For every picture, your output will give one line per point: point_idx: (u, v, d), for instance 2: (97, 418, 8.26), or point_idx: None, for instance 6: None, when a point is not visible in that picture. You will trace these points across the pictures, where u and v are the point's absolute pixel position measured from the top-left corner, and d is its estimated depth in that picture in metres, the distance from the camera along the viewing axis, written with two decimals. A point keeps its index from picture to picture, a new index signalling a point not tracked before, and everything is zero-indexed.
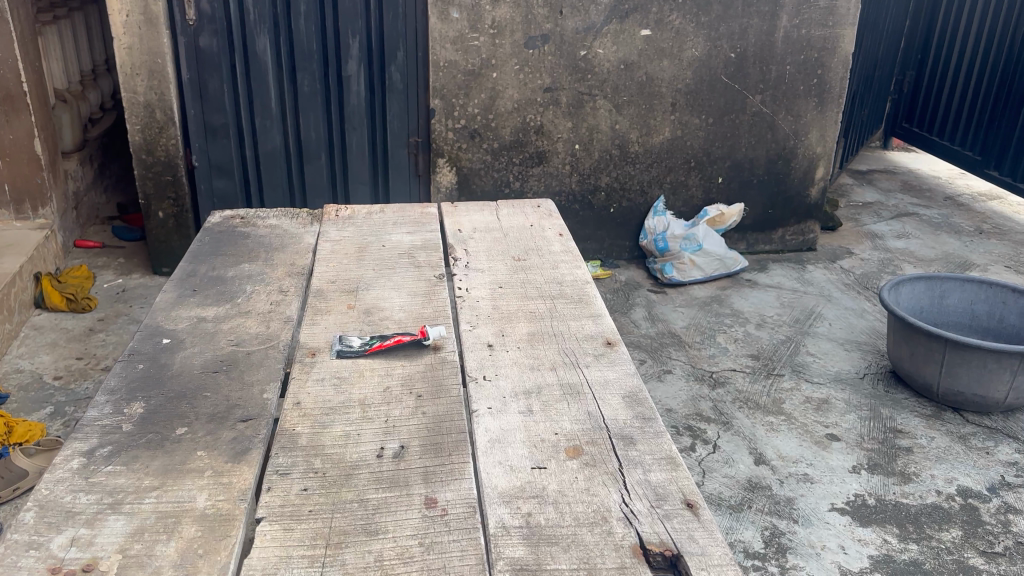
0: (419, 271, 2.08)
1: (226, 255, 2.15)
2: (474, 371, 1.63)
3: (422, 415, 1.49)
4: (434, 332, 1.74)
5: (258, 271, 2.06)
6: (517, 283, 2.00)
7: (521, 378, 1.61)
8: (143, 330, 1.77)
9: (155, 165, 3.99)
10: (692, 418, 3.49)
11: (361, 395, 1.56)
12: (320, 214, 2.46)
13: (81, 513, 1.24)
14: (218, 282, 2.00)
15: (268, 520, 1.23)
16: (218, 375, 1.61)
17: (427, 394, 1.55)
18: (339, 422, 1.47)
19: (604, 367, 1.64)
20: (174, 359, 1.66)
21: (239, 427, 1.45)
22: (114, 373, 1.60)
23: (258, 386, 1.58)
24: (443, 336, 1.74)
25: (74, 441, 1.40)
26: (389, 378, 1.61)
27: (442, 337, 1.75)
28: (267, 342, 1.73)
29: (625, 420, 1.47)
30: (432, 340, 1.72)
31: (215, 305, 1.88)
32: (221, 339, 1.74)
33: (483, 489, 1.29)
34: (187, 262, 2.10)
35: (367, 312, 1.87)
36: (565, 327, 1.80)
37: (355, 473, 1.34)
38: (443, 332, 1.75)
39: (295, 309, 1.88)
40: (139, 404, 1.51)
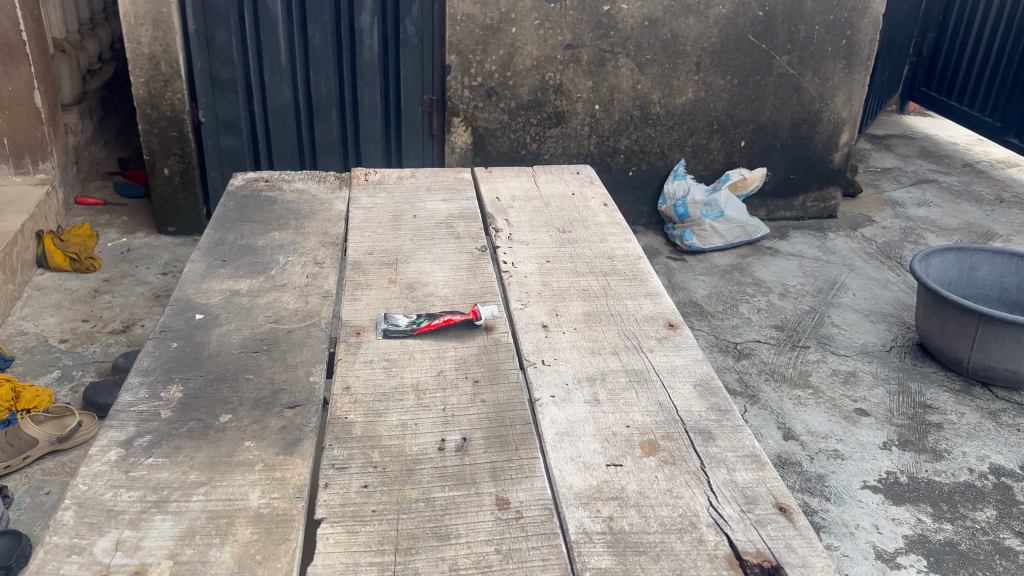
0: (459, 243, 1.97)
1: (254, 222, 2.04)
2: (531, 356, 1.53)
3: (482, 404, 1.39)
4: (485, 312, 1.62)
5: (289, 240, 1.95)
6: (565, 258, 1.89)
7: (582, 363, 1.51)
8: (174, 305, 1.66)
9: (160, 121, 3.83)
10: None
11: (414, 379, 1.45)
12: (348, 178, 2.34)
13: (124, 513, 1.14)
14: (249, 252, 1.89)
15: (330, 522, 1.13)
16: (259, 356, 1.51)
17: (485, 380, 1.45)
18: (393, 411, 1.37)
19: (670, 352, 1.54)
20: (210, 338, 1.56)
21: (287, 415, 1.35)
22: (147, 352, 1.50)
23: (303, 368, 1.48)
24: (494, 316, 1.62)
25: (109, 430, 1.29)
26: (442, 362, 1.50)
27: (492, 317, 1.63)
28: (307, 319, 1.62)
29: (699, 412, 1.37)
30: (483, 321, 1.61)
31: (248, 278, 1.77)
32: (259, 315, 1.64)
33: (558, 488, 1.20)
34: (213, 230, 1.99)
35: (410, 288, 1.76)
36: (623, 307, 1.69)
37: (417, 468, 1.24)
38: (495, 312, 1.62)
39: (333, 282, 1.77)
40: (177, 387, 1.41)
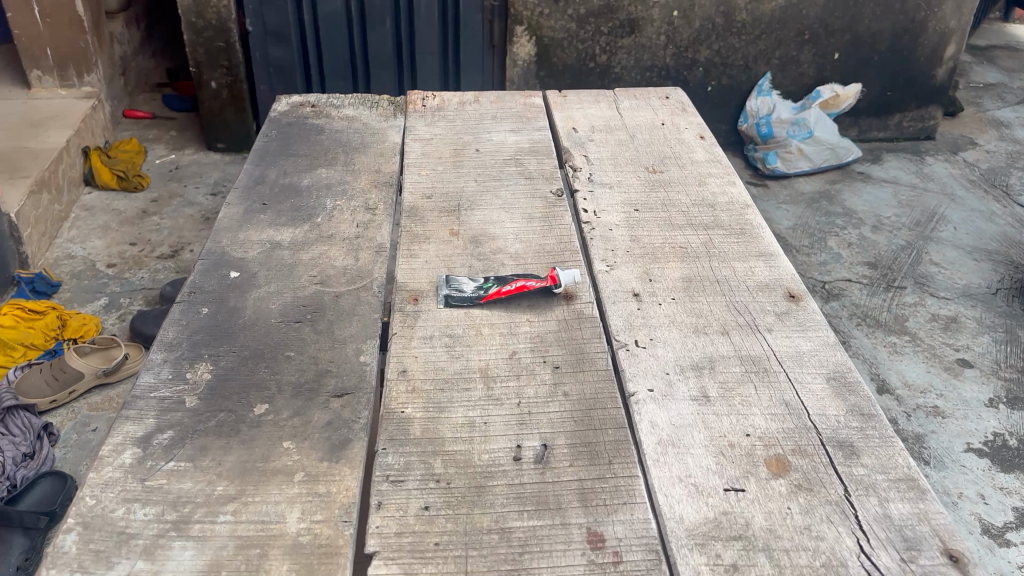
0: (530, 184, 1.70)
1: (299, 156, 1.80)
2: (622, 335, 1.28)
3: (566, 398, 1.15)
4: (563, 277, 1.35)
5: (337, 179, 1.71)
6: (657, 207, 1.62)
7: (685, 346, 1.26)
8: (205, 261, 1.43)
9: (205, 30, 3.57)
10: None
11: (485, 362, 1.22)
12: (404, 103, 2.07)
13: (137, 537, 0.94)
14: (291, 194, 1.65)
15: (384, 559, 0.92)
16: (302, 327, 1.28)
17: (567, 365, 1.21)
18: (459, 404, 1.14)
19: (793, 332, 1.29)
20: (245, 302, 1.33)
21: (334, 407, 1.13)
22: (173, 321, 1.28)
23: (352, 344, 1.24)
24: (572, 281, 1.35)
25: (125, 423, 1.09)
26: (516, 341, 1.26)
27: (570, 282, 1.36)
28: (357, 281, 1.38)
29: (836, 418, 1.13)
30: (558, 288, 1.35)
31: (290, 227, 1.53)
32: (302, 274, 1.40)
33: (666, 522, 0.97)
34: (252, 165, 1.75)
35: (475, 241, 1.51)
36: (730, 272, 1.43)
37: (489, 485, 1.01)
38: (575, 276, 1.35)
39: (387, 234, 1.52)
40: (205, 367, 1.19)
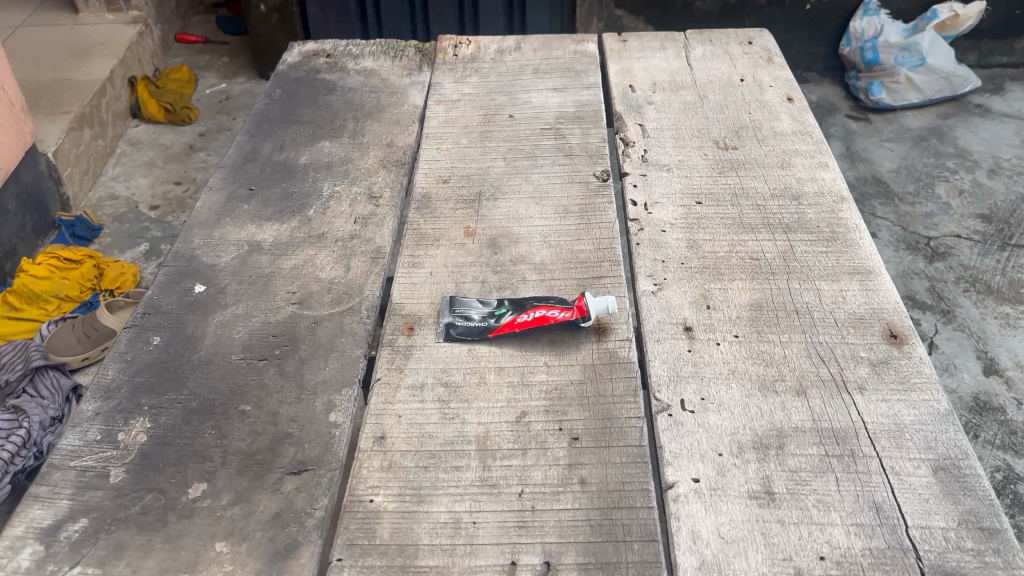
0: (570, 164, 1.40)
1: (301, 124, 1.53)
2: (666, 391, 0.99)
3: (583, 488, 0.88)
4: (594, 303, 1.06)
5: (340, 155, 1.44)
6: (725, 199, 1.31)
7: (747, 410, 0.97)
8: (169, 269, 1.20)
9: None
10: None
11: (484, 428, 0.96)
12: (432, 52, 1.77)
13: None
14: (284, 175, 1.39)
15: None
16: (266, 368, 1.04)
17: (588, 436, 0.94)
18: (444, 492, 0.89)
19: (892, 393, 0.99)
20: (205, 330, 1.09)
21: (287, 492, 0.89)
22: (116, 355, 1.06)
23: (324, 395, 1.00)
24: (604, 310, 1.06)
25: (33, 506, 0.88)
26: (526, 396, 0.99)
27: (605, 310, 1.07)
28: (341, 303, 1.13)
29: (945, 534, 0.84)
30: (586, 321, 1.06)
31: (275, 223, 1.28)
32: (278, 290, 1.15)
33: None
34: (245, 136, 1.50)
35: (493, 245, 1.23)
36: (812, 297, 1.12)
37: None
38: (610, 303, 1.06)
39: (388, 233, 1.26)
40: (142, 424, 0.97)
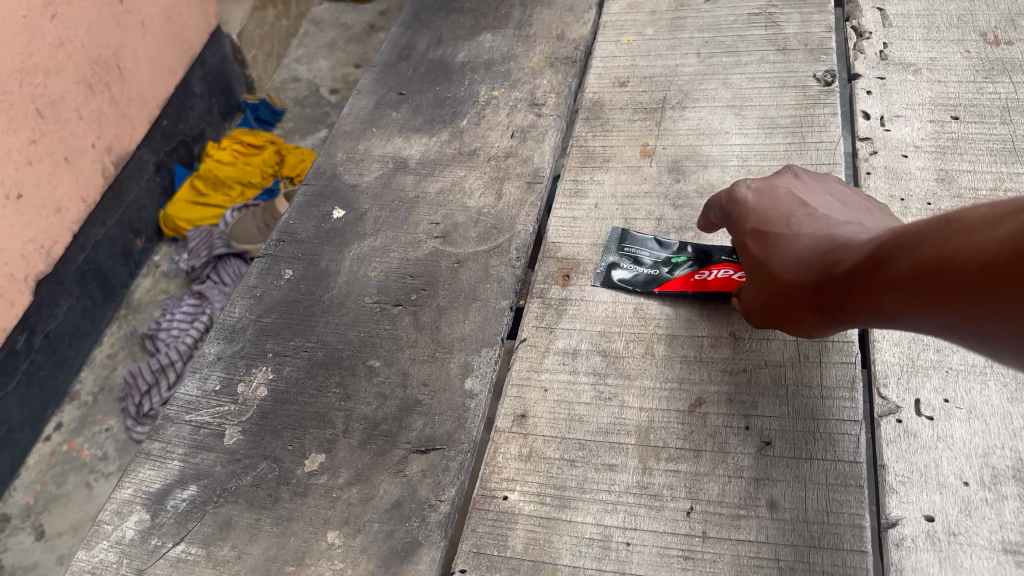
0: (783, 61, 1.11)
1: (464, 11, 1.33)
2: (893, 387, 0.76)
3: (772, 516, 0.69)
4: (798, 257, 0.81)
5: (503, 51, 1.24)
6: (992, 113, 0.99)
7: (1008, 422, 0.72)
8: (309, 189, 1.07)
9: None
10: None
11: (648, 416, 0.77)
12: None
13: None
14: (439, 77, 1.21)
15: None
16: (401, 317, 0.89)
17: (784, 442, 0.73)
18: (593, 500, 0.72)
19: None
20: (340, 263, 0.96)
21: (410, 475, 0.76)
22: (245, 289, 0.95)
23: (462, 357, 0.85)
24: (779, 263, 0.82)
25: (146, 467, 0.80)
26: (705, 379, 0.79)
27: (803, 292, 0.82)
28: (490, 240, 0.96)
29: None
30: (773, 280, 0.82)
31: (424, 135, 1.12)
32: (421, 219, 1.00)
33: None
34: (400, 28, 1.32)
35: (675, 169, 1.00)
36: None
37: None
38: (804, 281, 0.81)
39: (550, 151, 1.06)
40: (264, 375, 0.86)
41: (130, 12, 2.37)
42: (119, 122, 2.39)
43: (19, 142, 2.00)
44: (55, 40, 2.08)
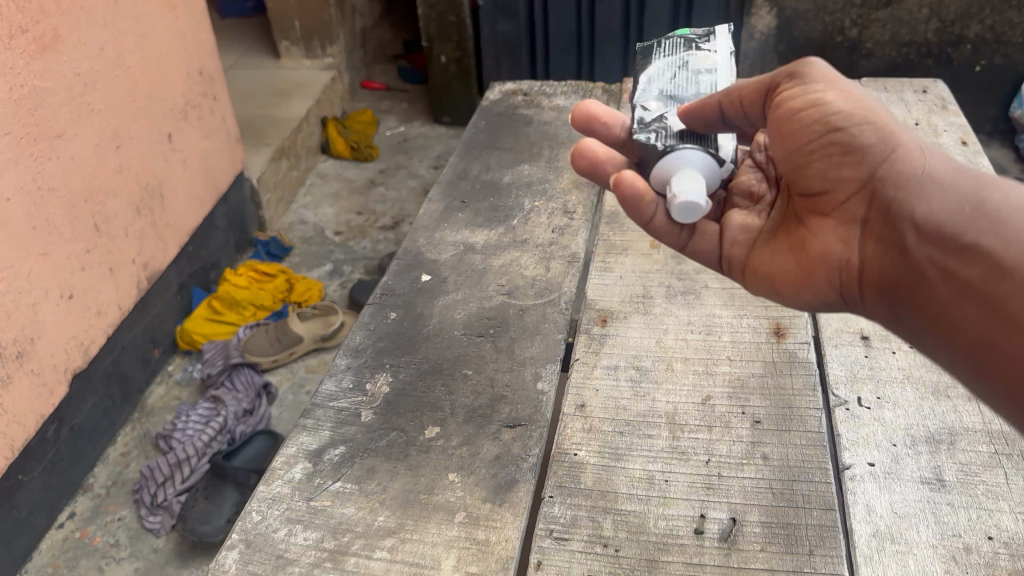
0: None
1: (504, 148, 1.74)
2: (842, 390, 1.09)
3: (765, 466, 0.99)
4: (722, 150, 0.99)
5: (538, 176, 1.62)
6: None
7: (922, 411, 1.05)
8: (400, 261, 1.40)
9: (438, 3, 3.20)
10: None
11: (672, 406, 1.09)
12: (619, 91, 1.94)
13: (295, 564, 0.91)
14: (492, 191, 1.59)
15: None
16: (484, 344, 1.21)
17: (769, 421, 1.05)
18: (638, 455, 1.02)
19: None
20: (432, 310, 1.28)
21: (504, 439, 1.05)
22: (361, 324, 1.26)
23: (532, 368, 1.16)
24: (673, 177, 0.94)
25: (301, 434, 1.07)
26: (710, 382, 1.12)
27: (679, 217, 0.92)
28: (545, 295, 1.30)
29: None
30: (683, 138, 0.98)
31: (484, 229, 1.47)
32: (491, 283, 1.33)
33: None
34: (458, 157, 1.71)
35: (678, 256, 1.36)
36: None
37: (663, 561, 0.89)
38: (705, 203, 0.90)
39: (582, 242, 1.42)
40: (384, 378, 1.15)
41: (174, 151, 2.74)
42: (155, 241, 2.68)
43: (77, 249, 2.25)
44: (115, 167, 2.43)
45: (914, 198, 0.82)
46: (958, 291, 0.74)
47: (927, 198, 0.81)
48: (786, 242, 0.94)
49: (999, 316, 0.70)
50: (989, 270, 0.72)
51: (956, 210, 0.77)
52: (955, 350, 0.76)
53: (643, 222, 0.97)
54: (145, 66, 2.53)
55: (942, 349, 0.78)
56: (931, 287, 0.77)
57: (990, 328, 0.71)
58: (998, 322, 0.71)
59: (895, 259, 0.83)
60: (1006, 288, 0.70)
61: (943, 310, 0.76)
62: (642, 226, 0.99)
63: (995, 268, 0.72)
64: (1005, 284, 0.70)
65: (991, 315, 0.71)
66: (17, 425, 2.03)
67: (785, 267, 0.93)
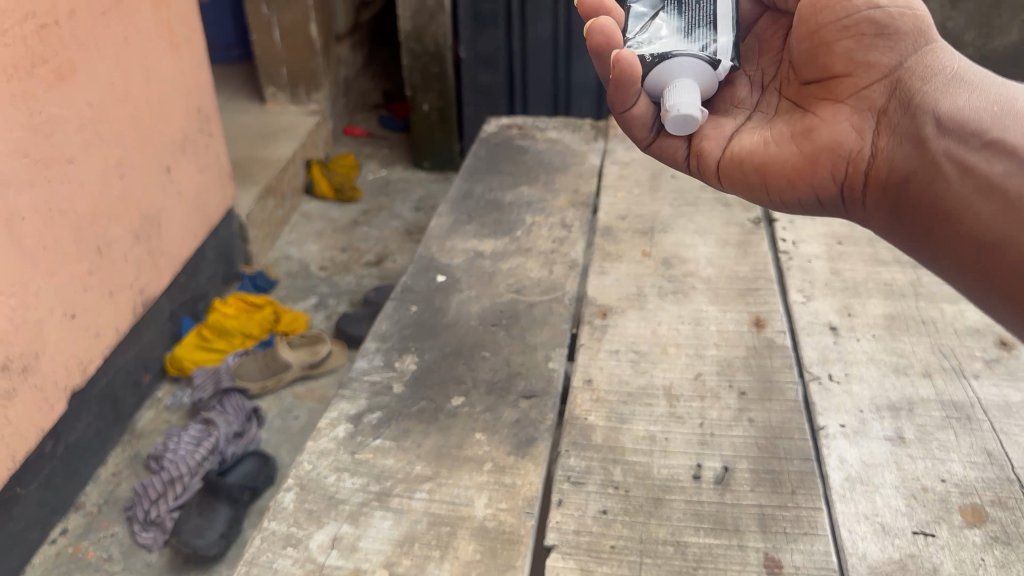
0: (727, 211, 1.69)
1: (504, 173, 1.90)
2: (816, 368, 1.25)
3: (750, 425, 1.14)
4: (718, 42, 1.06)
5: (537, 197, 1.79)
6: (863, 242, 1.58)
7: (884, 385, 1.22)
8: (416, 264, 1.55)
9: (422, 55, 3.39)
10: None
11: (668, 381, 1.24)
12: (606, 127, 2.12)
13: (345, 503, 1.03)
14: (495, 208, 1.75)
15: (562, 553, 0.96)
16: (498, 331, 1.35)
17: (753, 392, 1.20)
18: (641, 418, 1.17)
19: (1003, 381, 1.24)
20: (449, 305, 1.43)
21: (522, 407, 1.19)
22: (386, 315, 1.40)
23: (543, 350, 1.30)
24: (667, 87, 1.03)
25: (340, 402, 1.20)
26: (701, 362, 1.27)
27: (671, 129, 1.02)
28: (550, 292, 1.45)
29: None
30: (680, 41, 1.06)
31: (491, 239, 1.63)
32: (501, 283, 1.48)
33: (847, 557, 0.96)
34: (462, 180, 1.87)
35: (666, 263, 1.53)
36: (936, 314, 1.38)
37: (667, 499, 1.03)
38: (701, 116, 1.01)
39: (581, 251, 1.58)
40: (411, 358, 1.29)
41: (173, 183, 2.53)
42: (150, 269, 2.46)
43: (78, 272, 2.09)
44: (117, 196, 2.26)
45: (942, 96, 0.93)
46: (973, 188, 0.85)
47: (954, 99, 0.92)
48: (792, 130, 1.03)
49: (1010, 208, 0.81)
50: (1011, 165, 0.83)
51: (982, 110, 0.88)
52: (955, 244, 0.86)
53: (624, 109, 1.02)
54: (149, 93, 2.38)
55: (939, 243, 0.88)
56: (945, 181, 0.88)
57: (1005, 220, 0.81)
58: (1009, 215, 0.81)
59: (910, 151, 0.93)
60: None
61: (952, 202, 0.87)
62: (620, 113, 1.03)
63: (1014, 164, 0.82)
64: (1020, 179, 0.81)
65: (1008, 207, 0.81)
66: (19, 440, 1.88)
67: (787, 155, 1.01)
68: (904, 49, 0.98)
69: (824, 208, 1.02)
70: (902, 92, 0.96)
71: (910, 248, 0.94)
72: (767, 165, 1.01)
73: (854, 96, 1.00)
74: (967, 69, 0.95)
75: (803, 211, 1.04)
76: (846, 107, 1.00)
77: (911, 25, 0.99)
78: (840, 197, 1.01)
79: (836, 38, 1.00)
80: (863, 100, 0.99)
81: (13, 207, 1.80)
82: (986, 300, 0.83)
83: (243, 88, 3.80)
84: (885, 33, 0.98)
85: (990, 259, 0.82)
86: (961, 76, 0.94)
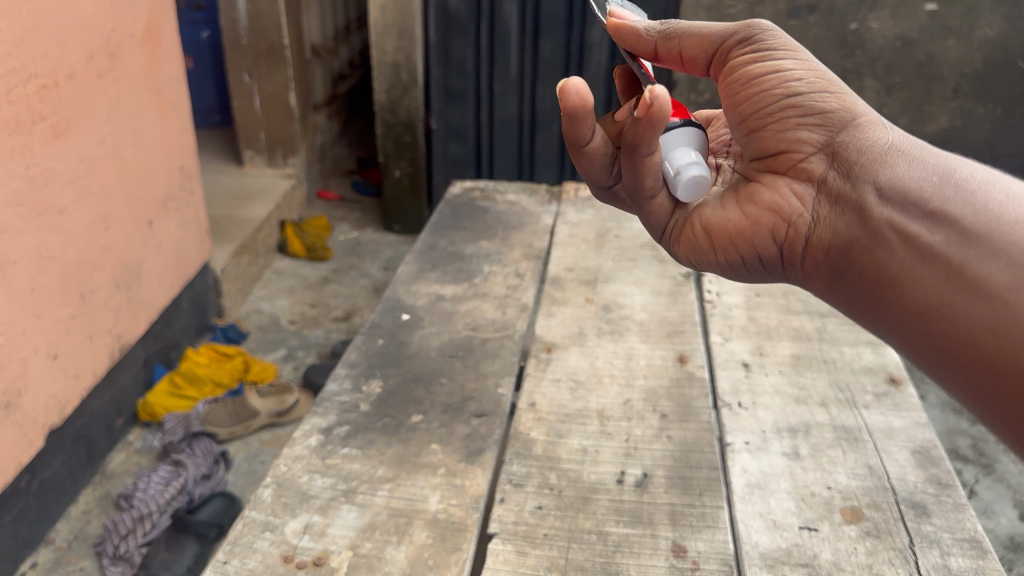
0: (663, 267, 1.90)
1: (466, 229, 2.11)
2: (728, 397, 1.45)
3: (668, 441, 1.33)
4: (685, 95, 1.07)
5: (495, 250, 1.99)
6: (777, 294, 1.80)
7: (786, 411, 1.42)
8: (385, 304, 1.73)
9: (396, 126, 3.62)
10: (950, 433, 2.56)
11: (601, 404, 1.43)
12: (559, 192, 2.34)
13: (316, 498, 1.19)
14: (457, 259, 1.94)
15: (502, 539, 1.13)
16: (454, 362, 1.54)
17: (673, 414, 1.40)
18: (576, 434, 1.35)
19: (888, 410, 1.44)
20: (412, 339, 1.61)
21: (472, 424, 1.36)
22: (356, 346, 1.57)
23: (492, 378, 1.49)
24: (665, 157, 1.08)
25: (314, 416, 1.37)
26: (630, 390, 1.46)
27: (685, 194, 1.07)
28: (502, 330, 1.64)
29: (914, 483, 1.27)
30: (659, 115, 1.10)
31: (451, 285, 1.82)
32: (458, 322, 1.67)
33: (742, 545, 1.14)
34: (428, 234, 2.07)
35: (606, 308, 1.73)
36: (838, 354, 1.59)
37: (594, 497, 1.21)
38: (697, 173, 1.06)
39: (531, 296, 1.78)
40: (377, 382, 1.47)
41: (154, 237, 2.69)
42: (129, 317, 2.57)
43: (65, 314, 2.21)
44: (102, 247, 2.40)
45: (880, 167, 1.02)
46: (915, 256, 0.93)
47: (892, 170, 1.01)
48: (736, 196, 1.13)
49: (952, 276, 0.89)
50: (950, 237, 0.91)
51: (920, 180, 0.97)
52: (897, 308, 0.95)
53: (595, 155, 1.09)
54: (136, 155, 2.53)
55: (880, 307, 0.98)
56: (889, 246, 0.97)
57: (945, 289, 0.89)
58: (948, 283, 0.89)
59: (850, 220, 1.02)
60: (962, 253, 0.89)
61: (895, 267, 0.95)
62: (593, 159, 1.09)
63: (953, 233, 0.91)
64: (960, 249, 0.89)
65: (950, 271, 0.89)
66: None
67: (730, 221, 1.11)
68: (836, 124, 1.07)
69: (766, 265, 1.13)
70: (838, 163, 1.05)
71: (853, 308, 1.04)
72: (711, 227, 1.12)
73: (794, 168, 1.09)
74: (901, 141, 1.04)
75: (749, 269, 1.15)
76: (788, 177, 1.10)
77: (838, 104, 1.07)
78: (782, 256, 1.11)
79: (769, 121, 1.09)
80: (802, 172, 1.09)
81: (7, 251, 1.94)
82: (929, 361, 0.92)
83: (223, 151, 4.00)
84: (815, 113, 1.07)
85: (931, 324, 0.91)
86: (896, 147, 1.03)
